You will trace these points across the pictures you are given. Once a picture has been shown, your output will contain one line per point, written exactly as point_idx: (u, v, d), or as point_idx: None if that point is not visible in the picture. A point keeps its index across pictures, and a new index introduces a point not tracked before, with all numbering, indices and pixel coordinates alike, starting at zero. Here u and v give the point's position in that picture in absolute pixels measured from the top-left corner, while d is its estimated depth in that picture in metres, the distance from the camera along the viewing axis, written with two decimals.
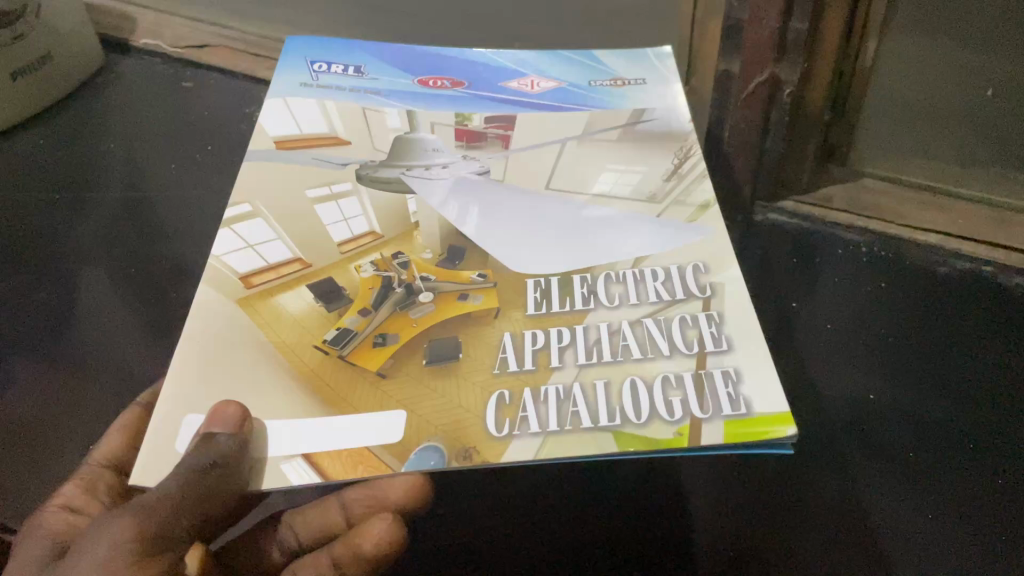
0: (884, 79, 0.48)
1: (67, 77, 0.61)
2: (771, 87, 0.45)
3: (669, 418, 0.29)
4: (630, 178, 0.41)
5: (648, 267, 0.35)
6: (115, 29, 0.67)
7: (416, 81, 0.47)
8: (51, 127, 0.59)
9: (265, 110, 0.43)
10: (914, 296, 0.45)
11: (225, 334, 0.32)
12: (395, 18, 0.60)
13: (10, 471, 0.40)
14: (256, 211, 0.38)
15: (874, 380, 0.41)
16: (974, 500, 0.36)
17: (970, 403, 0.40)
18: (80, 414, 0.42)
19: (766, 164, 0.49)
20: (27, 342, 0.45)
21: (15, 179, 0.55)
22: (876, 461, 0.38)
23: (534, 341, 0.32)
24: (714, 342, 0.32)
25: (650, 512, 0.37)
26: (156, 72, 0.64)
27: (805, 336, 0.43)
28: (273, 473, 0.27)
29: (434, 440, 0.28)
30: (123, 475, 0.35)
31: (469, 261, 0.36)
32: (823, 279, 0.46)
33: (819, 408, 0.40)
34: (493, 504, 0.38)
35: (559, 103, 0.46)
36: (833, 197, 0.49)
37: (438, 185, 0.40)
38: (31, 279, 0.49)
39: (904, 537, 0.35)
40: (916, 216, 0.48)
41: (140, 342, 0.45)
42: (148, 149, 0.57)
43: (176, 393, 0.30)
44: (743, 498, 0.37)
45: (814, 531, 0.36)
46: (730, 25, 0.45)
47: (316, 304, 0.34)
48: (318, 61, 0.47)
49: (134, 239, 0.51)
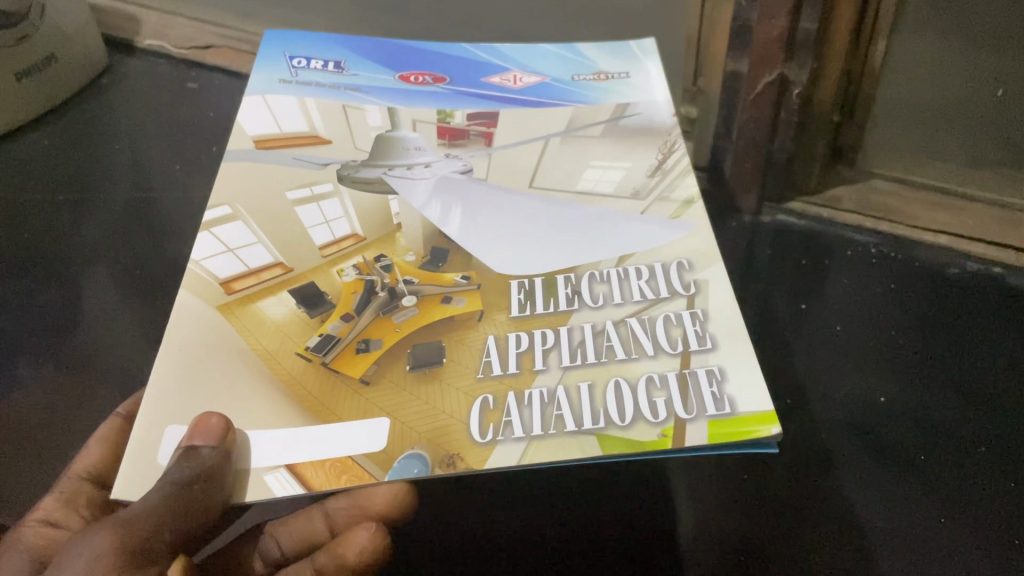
0: (894, 81, 0.48)
1: (73, 78, 0.60)
2: (779, 87, 0.45)
3: (653, 419, 0.29)
4: (613, 175, 0.40)
5: (632, 266, 0.35)
6: (118, 30, 0.66)
7: (397, 77, 0.46)
8: (55, 129, 0.58)
9: (244, 108, 0.43)
10: (921, 297, 0.45)
11: (204, 341, 0.32)
12: (404, 19, 0.59)
13: (12, 475, 0.40)
14: (236, 214, 0.38)
15: (884, 382, 0.42)
16: (980, 502, 0.37)
17: (979, 404, 0.40)
18: (80, 419, 0.41)
19: (774, 168, 0.49)
20: (29, 348, 0.45)
21: (15, 176, 0.55)
22: (884, 463, 0.39)
23: (517, 344, 0.32)
24: (699, 340, 0.32)
25: (646, 514, 0.38)
26: (160, 74, 0.63)
27: (813, 337, 0.44)
28: (256, 485, 0.28)
29: (417, 448, 0.29)
30: (103, 488, 0.35)
31: (452, 263, 0.36)
32: (833, 278, 0.47)
33: (829, 411, 0.41)
34: (491, 507, 0.38)
35: (540, 98, 0.45)
36: (841, 198, 0.50)
37: (419, 185, 0.39)
38: (29, 278, 0.49)
39: (901, 539, 0.36)
40: (927, 217, 0.48)
41: (137, 348, 0.45)
42: (153, 151, 0.56)
43: (156, 403, 0.30)
44: (741, 493, 0.38)
45: (813, 527, 0.37)
46: (738, 24, 0.44)
47: (298, 310, 0.34)
48: (298, 57, 0.47)
49: (139, 239, 0.51)
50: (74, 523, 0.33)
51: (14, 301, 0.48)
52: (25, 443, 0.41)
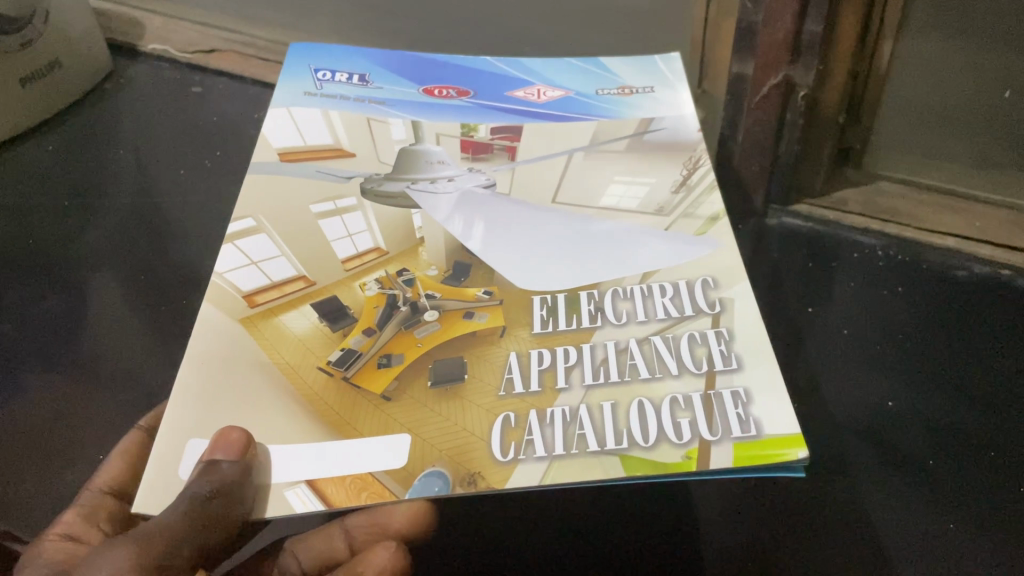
0: (901, 81, 0.47)
1: (76, 84, 0.61)
2: (785, 91, 0.45)
3: (678, 440, 0.28)
4: (638, 190, 0.40)
5: (656, 282, 0.35)
6: (123, 34, 0.67)
7: (421, 90, 0.47)
8: (58, 134, 0.59)
9: (269, 120, 0.43)
10: (932, 303, 0.44)
11: (227, 355, 0.32)
12: (405, 22, 0.60)
13: (18, 480, 0.40)
14: (259, 227, 0.38)
15: (893, 388, 0.41)
16: (997, 509, 0.36)
17: (988, 409, 0.39)
18: (87, 423, 0.42)
19: (780, 168, 0.49)
20: (37, 352, 0.45)
21: (25, 184, 0.56)
22: (895, 469, 0.38)
23: (540, 361, 0.32)
24: (723, 360, 0.31)
25: (659, 536, 0.37)
26: (164, 78, 0.64)
27: (819, 340, 0.43)
28: (277, 501, 0.27)
29: (438, 465, 0.28)
30: (123, 501, 0.35)
31: (474, 278, 0.36)
32: (840, 281, 0.46)
33: (836, 416, 0.40)
34: (501, 527, 0.38)
35: (564, 112, 0.45)
36: (848, 200, 0.49)
37: (443, 199, 0.39)
38: (35, 286, 0.49)
39: (919, 549, 0.35)
40: (935, 220, 0.48)
41: (145, 351, 0.45)
42: (158, 156, 0.57)
43: (179, 417, 0.30)
44: (742, 503, 0.37)
45: (830, 541, 0.36)
46: (744, 27, 0.45)
47: (321, 324, 0.34)
48: (322, 69, 0.47)
49: (144, 246, 0.51)
50: (96, 538, 0.33)
51: (25, 309, 0.48)
52: (28, 448, 0.41)
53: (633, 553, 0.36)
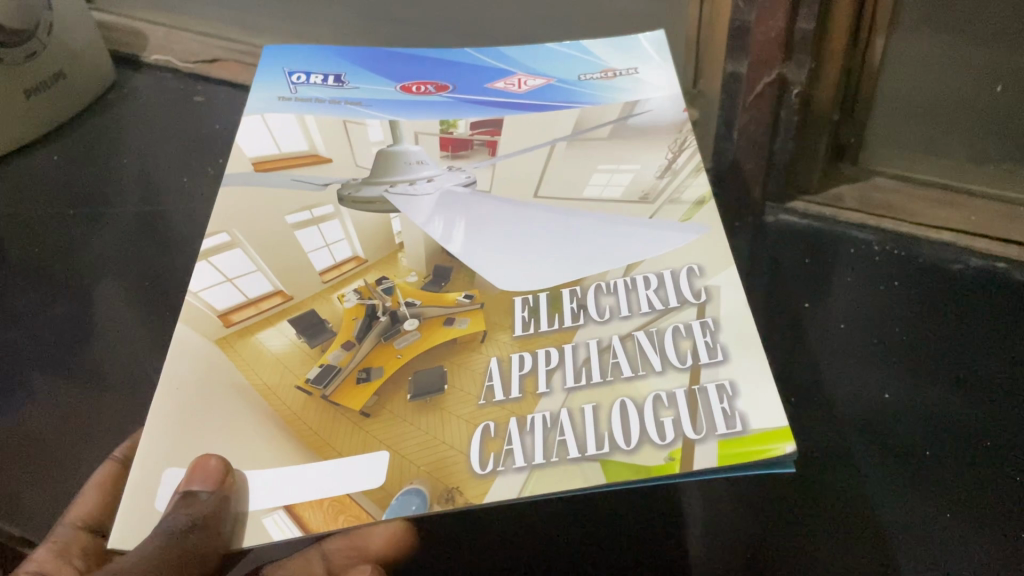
0: (894, 78, 0.47)
1: (82, 92, 0.61)
2: (778, 87, 0.45)
3: (660, 442, 0.28)
4: (621, 178, 0.39)
5: (640, 274, 0.33)
6: (127, 45, 0.67)
7: (399, 88, 0.46)
8: (65, 144, 0.59)
9: (242, 130, 0.42)
10: (929, 297, 0.44)
11: (203, 377, 0.32)
12: (396, 29, 0.59)
13: (29, 488, 0.40)
14: (234, 242, 0.37)
15: (886, 380, 0.41)
16: (993, 503, 0.36)
17: (986, 400, 0.39)
18: (93, 432, 0.42)
19: (778, 164, 0.48)
20: (47, 361, 0.45)
21: (29, 190, 0.56)
22: (890, 461, 0.38)
23: (520, 366, 0.31)
24: (709, 352, 0.30)
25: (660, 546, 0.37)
26: (169, 87, 0.64)
27: (816, 336, 0.43)
28: (256, 529, 0.27)
29: (416, 482, 0.28)
30: (99, 536, 0.36)
31: (455, 282, 0.35)
32: (837, 277, 0.45)
33: (832, 405, 0.40)
34: (500, 537, 0.38)
35: (542, 103, 0.44)
36: (843, 196, 0.48)
37: (422, 202, 0.38)
38: (44, 293, 0.49)
39: (918, 543, 0.35)
40: (927, 213, 0.47)
41: (149, 358, 0.45)
42: (162, 163, 0.57)
43: (153, 448, 0.29)
44: (749, 484, 0.38)
45: (831, 531, 0.36)
46: (736, 26, 0.44)
47: (299, 341, 0.33)
48: (296, 72, 0.46)
49: (149, 250, 0.51)
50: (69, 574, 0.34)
51: (35, 316, 0.48)
52: (37, 460, 0.41)
53: (641, 540, 0.37)
